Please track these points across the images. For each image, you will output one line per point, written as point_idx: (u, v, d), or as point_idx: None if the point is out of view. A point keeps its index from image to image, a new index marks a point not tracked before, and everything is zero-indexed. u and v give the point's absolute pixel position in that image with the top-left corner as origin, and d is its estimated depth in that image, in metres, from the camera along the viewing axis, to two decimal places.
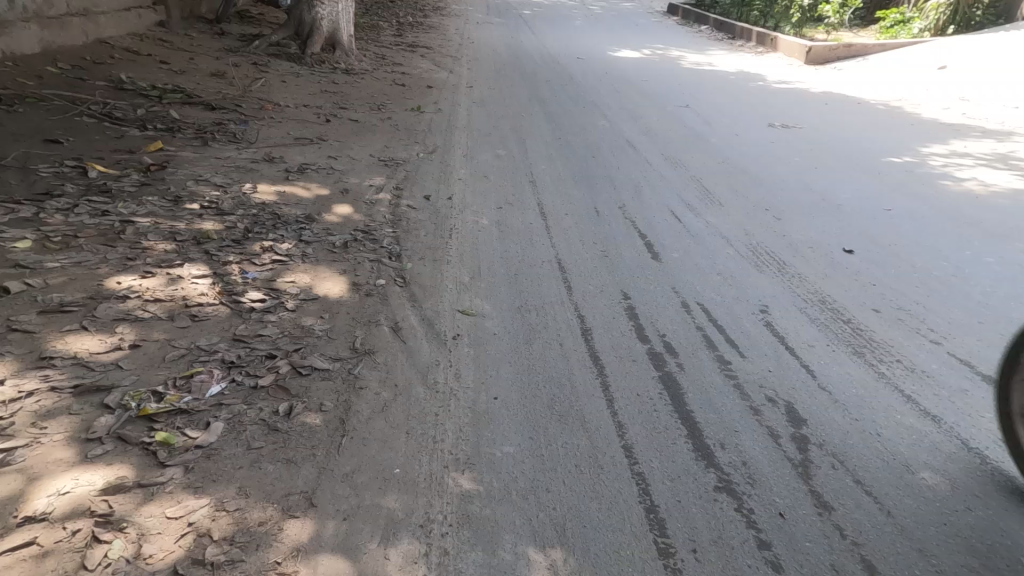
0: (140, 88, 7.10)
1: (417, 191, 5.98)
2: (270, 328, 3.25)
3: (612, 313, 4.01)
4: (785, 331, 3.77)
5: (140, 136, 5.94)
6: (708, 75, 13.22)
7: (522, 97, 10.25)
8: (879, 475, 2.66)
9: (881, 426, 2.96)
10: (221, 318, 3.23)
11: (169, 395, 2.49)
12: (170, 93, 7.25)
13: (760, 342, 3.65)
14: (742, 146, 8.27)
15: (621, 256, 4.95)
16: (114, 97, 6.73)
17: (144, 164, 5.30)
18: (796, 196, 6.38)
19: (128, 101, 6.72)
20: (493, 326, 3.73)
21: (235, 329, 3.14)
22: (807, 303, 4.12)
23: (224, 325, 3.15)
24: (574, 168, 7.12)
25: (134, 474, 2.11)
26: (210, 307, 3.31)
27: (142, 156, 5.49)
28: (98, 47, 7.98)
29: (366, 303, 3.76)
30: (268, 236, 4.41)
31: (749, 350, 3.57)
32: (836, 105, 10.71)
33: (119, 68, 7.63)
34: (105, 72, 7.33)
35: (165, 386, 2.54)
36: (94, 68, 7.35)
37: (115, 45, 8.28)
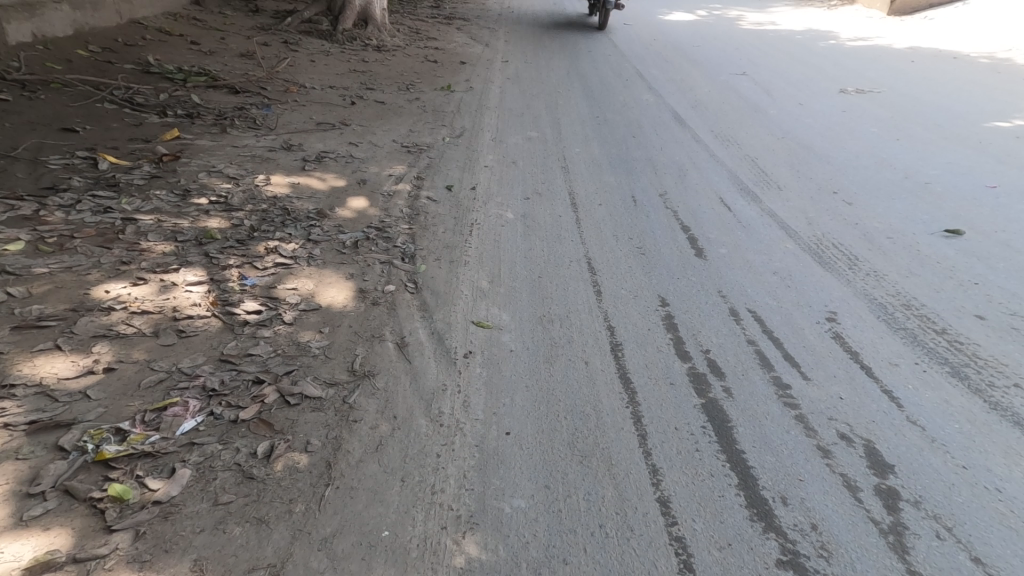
0: (166, 71, 6.90)
1: (440, 180, 5.59)
2: (262, 347, 3.04)
3: (647, 323, 3.53)
4: (858, 345, 3.11)
5: (158, 124, 5.73)
6: (766, 39, 12.18)
7: (559, 71, 9.65)
8: (1002, 551, 2.05)
9: (1001, 478, 2.33)
10: (210, 333, 3.06)
11: (133, 434, 2.35)
12: (194, 75, 7.02)
13: (827, 359, 3.01)
14: (806, 117, 7.46)
15: (660, 253, 4.43)
16: (137, 81, 6.53)
17: (158, 153, 5.08)
18: (871, 175, 5.66)
19: (152, 86, 6.52)
20: (510, 341, 3.37)
21: (223, 348, 2.95)
22: (887, 309, 3.46)
23: (212, 342, 2.98)
24: (612, 150, 6.56)
25: (69, 545, 1.92)
26: (201, 322, 3.12)
27: (157, 145, 5.27)
28: (131, 28, 7.83)
29: (371, 314, 3.53)
30: (275, 236, 4.21)
31: (814, 370, 2.93)
32: (915, 68, 9.61)
33: (151, 50, 7.45)
34: (136, 55, 7.15)
35: (131, 422, 2.40)
36: (124, 50, 7.18)
37: (148, 26, 8.12)
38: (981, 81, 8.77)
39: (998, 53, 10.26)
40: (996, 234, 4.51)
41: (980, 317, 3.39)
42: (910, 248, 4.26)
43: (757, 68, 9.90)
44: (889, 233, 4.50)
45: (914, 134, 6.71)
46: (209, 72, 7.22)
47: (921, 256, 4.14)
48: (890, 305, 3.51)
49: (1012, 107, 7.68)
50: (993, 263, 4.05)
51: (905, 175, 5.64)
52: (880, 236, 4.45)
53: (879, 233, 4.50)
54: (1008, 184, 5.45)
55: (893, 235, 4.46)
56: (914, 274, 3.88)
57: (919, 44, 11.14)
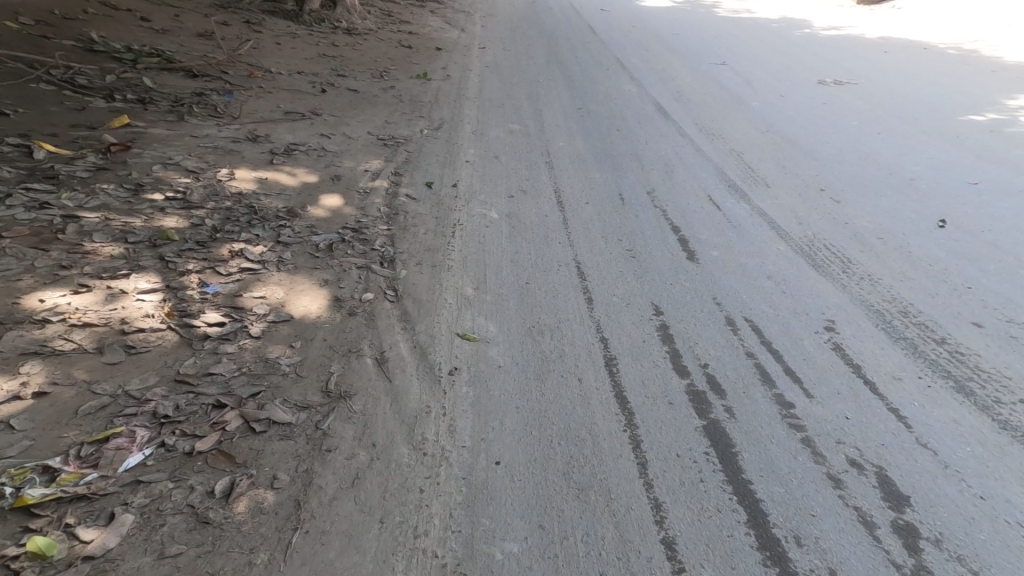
0: (112, 50, 6.40)
1: (419, 176, 5.31)
2: (224, 366, 2.73)
3: (641, 334, 3.37)
4: (861, 357, 2.97)
5: (104, 108, 5.30)
6: (743, 27, 12.06)
7: (539, 59, 9.37)
8: None
9: (1020, 509, 2.22)
10: (165, 350, 2.74)
11: (63, 474, 2.06)
12: (146, 57, 6.54)
13: (829, 374, 2.87)
14: (789, 110, 7.35)
15: (651, 256, 4.26)
16: (79, 59, 6.04)
17: (106, 143, 4.68)
18: (857, 171, 5.55)
19: (97, 65, 6.04)
20: (498, 356, 3.18)
21: (180, 366, 2.65)
22: (885, 316, 3.33)
23: (166, 360, 2.67)
24: (596, 144, 6.35)
25: None
26: (154, 337, 2.81)
27: (104, 133, 4.87)
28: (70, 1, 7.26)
29: (348, 326, 3.28)
30: (240, 237, 3.90)
31: (817, 385, 2.79)
32: (891, 59, 9.60)
33: (92, 25, 6.93)
34: (74, 30, 6.63)
35: (64, 459, 2.11)
36: (63, 24, 6.65)
37: None
38: (955, 73, 8.79)
39: (964, 44, 10.27)
40: (985, 234, 4.41)
41: (979, 325, 3.28)
42: (902, 249, 4.13)
43: (737, 58, 9.76)
44: (880, 233, 4.38)
45: (896, 128, 6.64)
46: (163, 53, 6.74)
47: (913, 257, 4.02)
48: (888, 312, 3.37)
49: (989, 99, 7.70)
50: (986, 265, 3.96)
51: (889, 171, 5.54)
52: (870, 236, 4.33)
53: (869, 233, 4.37)
54: (994, 179, 5.40)
55: (883, 235, 4.33)
56: (909, 277, 3.76)
57: (894, 35, 11.15)
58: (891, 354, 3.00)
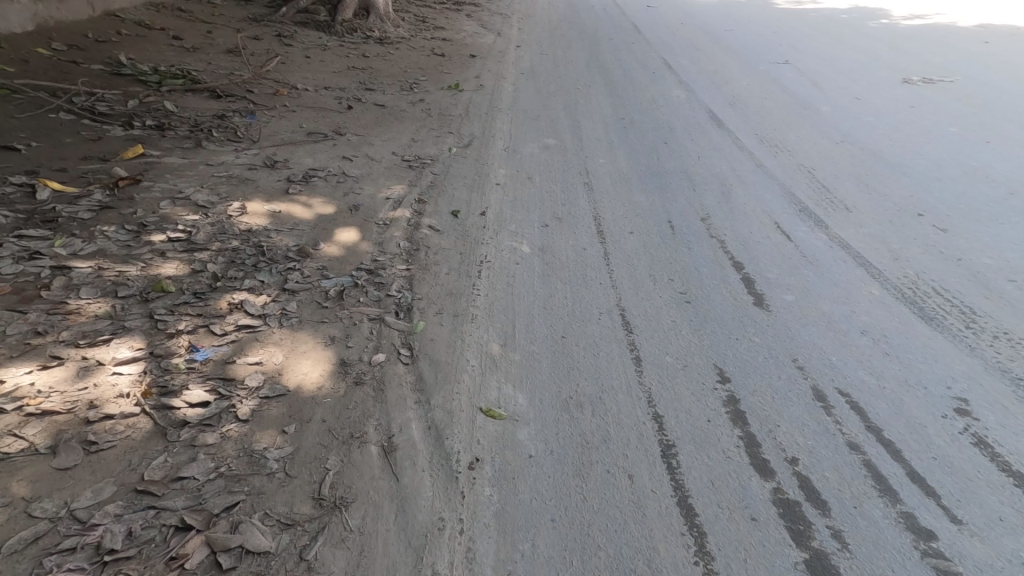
0: (139, 73, 6.19)
1: (445, 204, 4.79)
2: (198, 467, 2.27)
3: (702, 410, 2.74)
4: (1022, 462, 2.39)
5: (121, 138, 5.03)
6: (807, 20, 11.09)
7: (580, 62, 8.78)
8: None
9: None
10: (130, 444, 2.32)
11: None
12: (171, 78, 6.29)
13: (980, 487, 2.28)
14: (868, 115, 6.52)
15: (710, 301, 3.59)
16: (104, 84, 5.83)
17: (115, 176, 4.36)
18: (964, 191, 4.80)
19: (121, 90, 5.83)
20: (528, 441, 2.61)
21: (143, 469, 2.22)
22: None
23: (128, 460, 2.24)
24: (641, 160, 5.70)
25: None
26: (123, 425, 2.39)
27: (116, 166, 4.57)
28: (105, 22, 7.16)
29: (351, 400, 2.78)
30: (242, 286, 3.46)
31: (963, 505, 2.21)
32: (987, 52, 8.57)
33: (125, 47, 6.77)
34: (105, 53, 6.47)
35: None
36: (95, 47, 6.51)
37: (126, 18, 7.48)
38: None
39: None
40: None
41: None
42: None
43: (801, 55, 8.89)
44: (1010, 273, 3.75)
45: (1003, 138, 5.78)
46: (187, 73, 6.47)
47: None
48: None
49: None
50: None
51: (1007, 191, 4.79)
52: (998, 278, 3.69)
53: (994, 272, 3.75)
54: None
55: (1016, 277, 3.70)
56: None
57: (985, 26, 10.00)
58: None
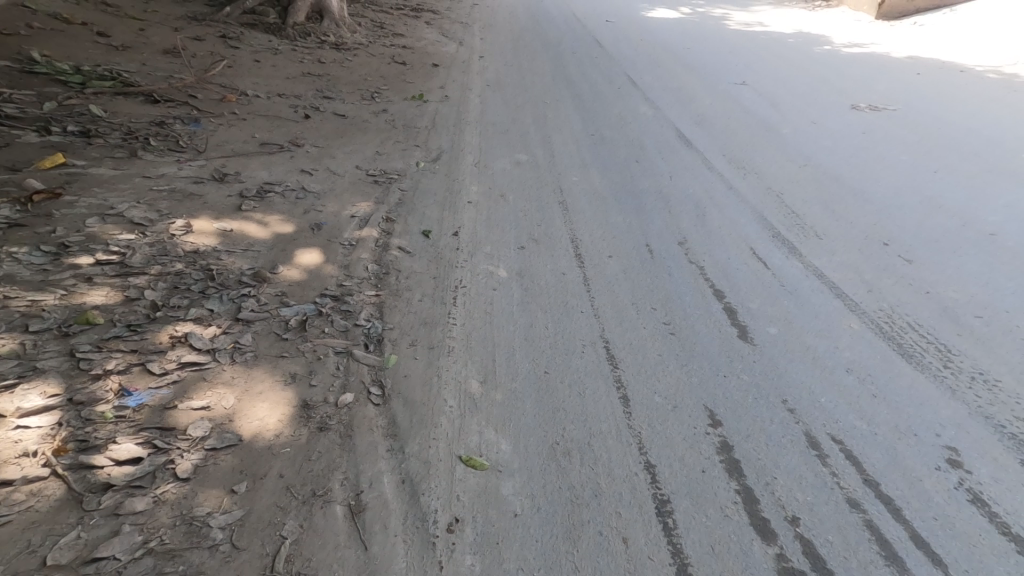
0: (59, 73, 5.70)
1: (414, 223, 4.53)
2: (120, 543, 1.99)
3: (696, 459, 2.58)
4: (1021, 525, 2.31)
5: (36, 145, 4.56)
6: (760, 41, 11.37)
7: (545, 75, 8.67)
8: None
9: None
10: (34, 517, 2.04)
11: None
12: (98, 80, 5.79)
13: (983, 552, 2.20)
14: (826, 140, 6.62)
15: (695, 333, 3.45)
16: (17, 86, 5.33)
17: (29, 190, 3.90)
18: (922, 221, 4.83)
19: (37, 92, 5.33)
20: (513, 496, 2.39)
21: (49, 548, 1.95)
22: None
23: (29, 539, 1.96)
24: (614, 179, 5.58)
25: None
26: (24, 492, 2.11)
27: (27, 176, 4.11)
28: (15, 16, 6.62)
29: (316, 450, 2.50)
30: (187, 315, 3.11)
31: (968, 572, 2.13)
32: (925, 81, 8.91)
33: (38, 43, 6.25)
34: (14, 49, 5.94)
35: None
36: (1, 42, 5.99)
37: (37, 11, 6.96)
38: (1001, 99, 8.11)
39: (1004, 66, 9.59)
40: None
41: None
42: (1012, 334, 3.43)
43: (758, 77, 9.06)
44: (977, 307, 3.69)
45: (953, 165, 5.94)
46: (116, 74, 5.99)
47: None
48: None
49: None
50: None
51: (962, 222, 4.82)
52: (965, 313, 3.63)
53: (961, 307, 3.69)
54: None
55: (983, 312, 3.64)
56: None
57: (923, 53, 10.47)
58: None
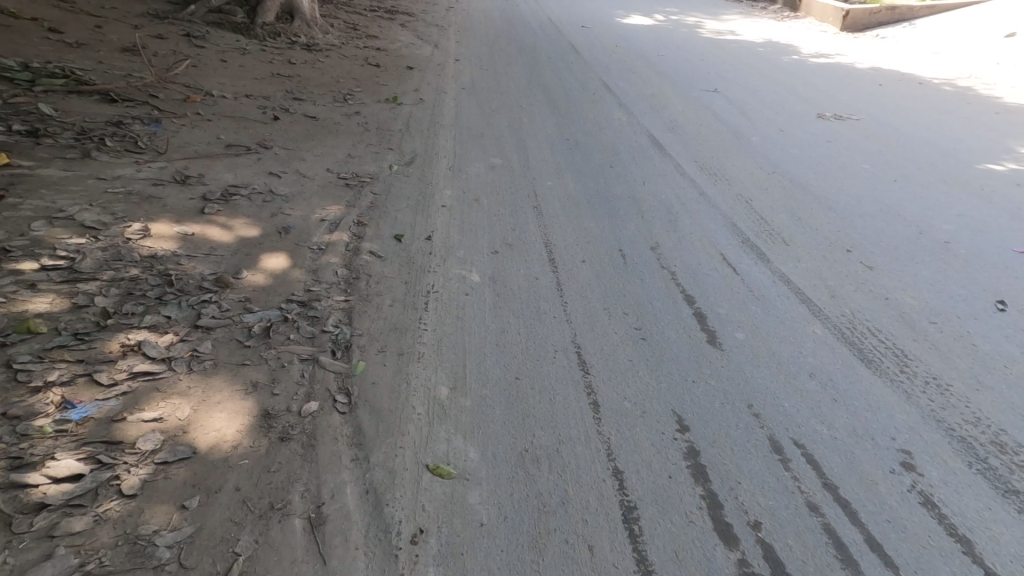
0: (8, 70, 5.50)
1: (386, 227, 4.48)
2: (54, 567, 1.91)
3: (664, 465, 2.60)
4: (969, 527, 2.38)
5: None
6: (730, 50, 11.59)
7: (521, 80, 8.70)
8: None
9: None
10: None
11: None
12: (48, 77, 5.60)
13: (933, 554, 2.27)
14: (792, 148, 6.79)
15: (664, 338, 3.48)
16: None
17: None
18: (883, 229, 4.97)
19: None
20: (479, 506, 2.37)
21: None
22: (976, 450, 2.74)
23: None
24: (588, 184, 5.62)
25: None
26: None
27: None
28: None
29: (275, 461, 2.44)
30: (142, 323, 3.01)
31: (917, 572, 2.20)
32: (885, 93, 9.20)
33: None
34: None
35: None
36: None
37: None
38: (956, 111, 8.41)
39: (961, 79, 9.97)
40: None
41: None
42: (963, 340, 3.55)
43: (728, 84, 9.24)
44: (933, 313, 3.82)
45: (911, 174, 6.14)
46: (70, 72, 5.79)
47: (982, 353, 3.43)
48: (978, 441, 2.79)
49: (1004, 140, 7.32)
50: None
51: (919, 230, 4.98)
52: (921, 318, 3.74)
53: (917, 313, 3.80)
54: None
55: (936, 318, 3.76)
56: (986, 384, 3.16)
57: (885, 65, 10.83)
58: (1008, 523, 2.39)
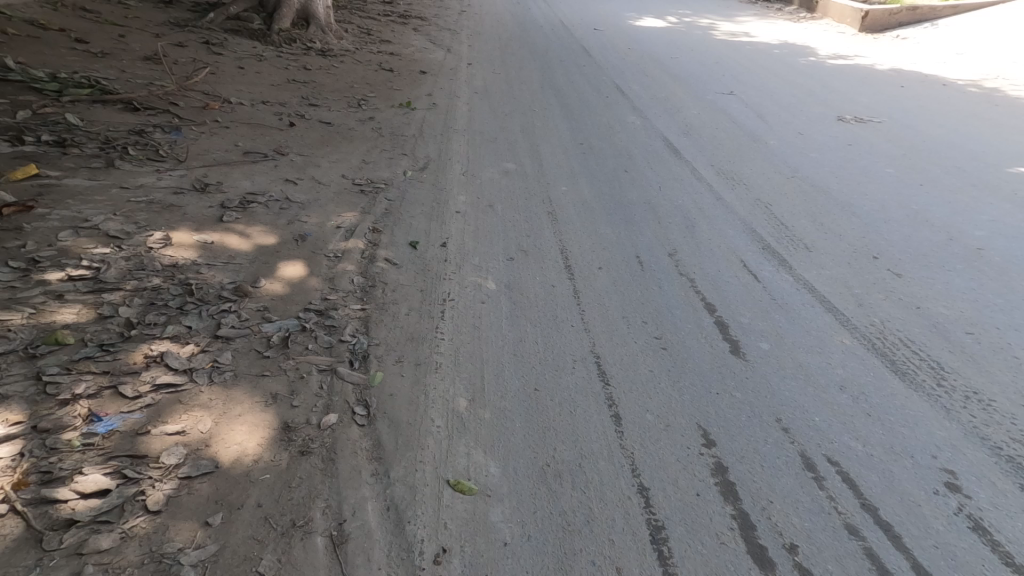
0: (33, 81, 5.56)
1: (402, 234, 4.44)
2: None
3: (690, 482, 2.53)
4: (1021, 554, 2.27)
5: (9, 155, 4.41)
6: (745, 52, 11.46)
7: (534, 83, 8.65)
8: None
9: None
10: None
11: None
12: (74, 87, 5.65)
13: None
14: (812, 151, 6.67)
15: (687, 348, 3.40)
16: None
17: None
18: (909, 235, 4.85)
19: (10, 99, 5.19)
20: (503, 524, 2.31)
21: None
22: (1023, 471, 2.63)
23: None
24: (604, 189, 5.55)
25: None
26: None
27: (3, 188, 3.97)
28: None
29: (297, 476, 2.40)
30: (162, 333, 2.99)
31: None
32: (905, 95, 9.03)
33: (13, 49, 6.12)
34: None
35: None
36: None
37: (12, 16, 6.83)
38: (980, 113, 8.23)
39: (984, 80, 9.77)
40: None
41: None
42: (1000, 352, 3.43)
43: (743, 87, 9.12)
44: (966, 324, 3.70)
45: (936, 178, 6.00)
46: (95, 82, 5.84)
47: (1021, 367, 3.31)
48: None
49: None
50: None
51: (948, 236, 4.85)
52: (955, 329, 3.63)
53: (951, 323, 3.69)
54: None
55: (972, 329, 3.64)
56: None
57: (904, 67, 10.65)
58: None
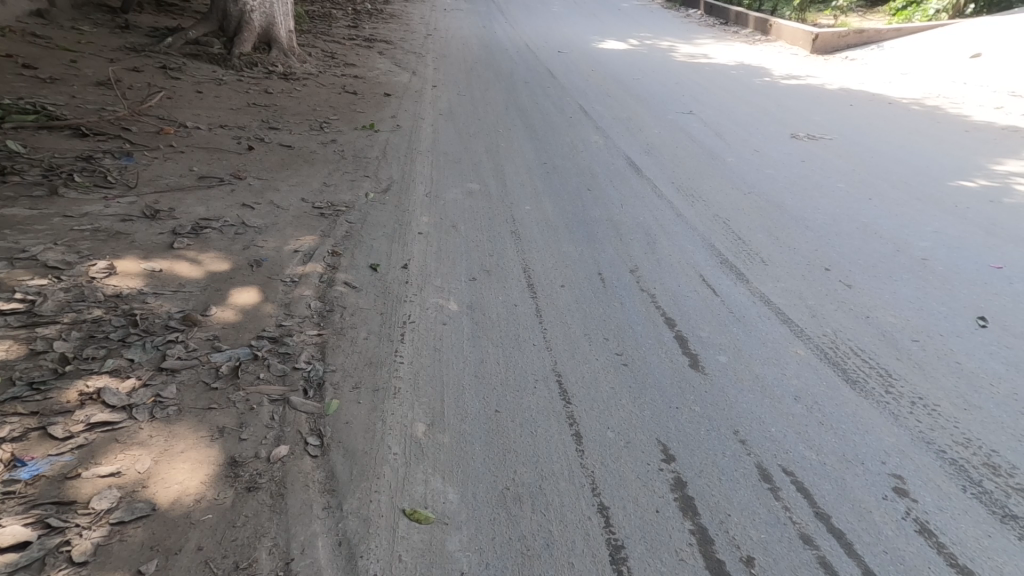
0: None
1: (362, 256, 4.38)
2: None
3: (650, 498, 2.51)
4: (968, 555, 2.32)
5: None
6: (705, 73, 11.84)
7: (498, 105, 8.75)
8: None
9: None
10: None
11: None
12: (18, 113, 5.47)
13: None
14: (767, 167, 6.89)
15: (647, 364, 3.41)
16: None
17: None
18: (860, 247, 5.01)
19: None
20: (460, 553, 2.24)
21: None
22: (969, 473, 2.70)
23: None
24: (566, 207, 5.60)
25: None
26: None
27: None
28: None
29: (242, 515, 2.29)
30: (102, 369, 2.86)
31: None
32: (857, 113, 9.45)
33: None
34: None
35: None
36: None
37: None
38: (926, 130, 8.65)
39: (928, 99, 10.30)
40: None
41: None
42: (947, 359, 3.54)
43: (703, 106, 9.41)
44: (913, 332, 3.82)
45: (884, 192, 6.25)
46: (42, 108, 5.67)
47: (965, 372, 3.42)
48: (970, 464, 2.75)
49: (973, 157, 7.51)
50: None
51: (896, 248, 5.03)
52: (903, 336, 3.74)
53: (899, 331, 3.80)
54: (1017, 256, 4.97)
55: (919, 336, 3.76)
56: (972, 404, 3.14)
57: (854, 86, 11.16)
58: (1010, 551, 2.33)
